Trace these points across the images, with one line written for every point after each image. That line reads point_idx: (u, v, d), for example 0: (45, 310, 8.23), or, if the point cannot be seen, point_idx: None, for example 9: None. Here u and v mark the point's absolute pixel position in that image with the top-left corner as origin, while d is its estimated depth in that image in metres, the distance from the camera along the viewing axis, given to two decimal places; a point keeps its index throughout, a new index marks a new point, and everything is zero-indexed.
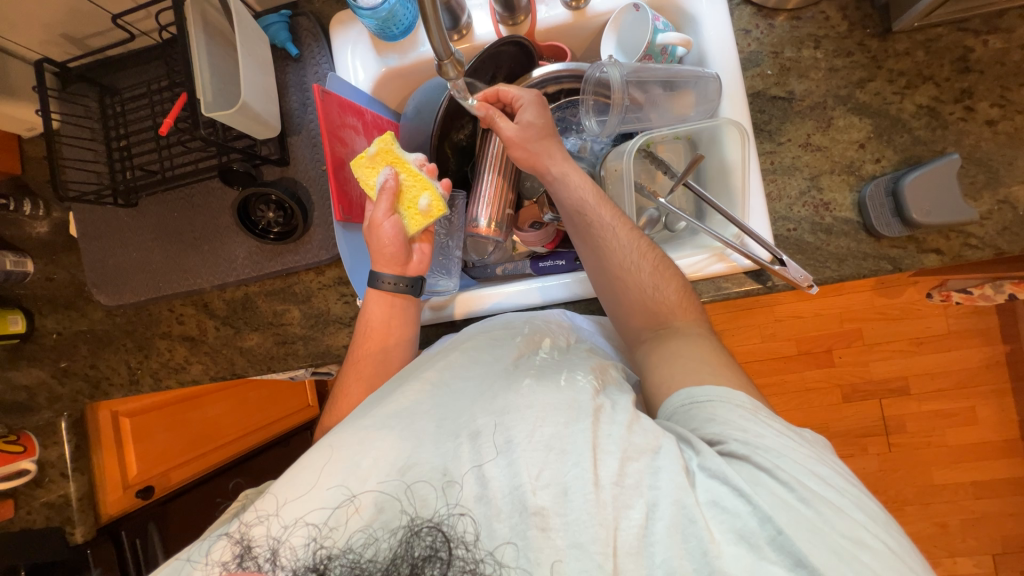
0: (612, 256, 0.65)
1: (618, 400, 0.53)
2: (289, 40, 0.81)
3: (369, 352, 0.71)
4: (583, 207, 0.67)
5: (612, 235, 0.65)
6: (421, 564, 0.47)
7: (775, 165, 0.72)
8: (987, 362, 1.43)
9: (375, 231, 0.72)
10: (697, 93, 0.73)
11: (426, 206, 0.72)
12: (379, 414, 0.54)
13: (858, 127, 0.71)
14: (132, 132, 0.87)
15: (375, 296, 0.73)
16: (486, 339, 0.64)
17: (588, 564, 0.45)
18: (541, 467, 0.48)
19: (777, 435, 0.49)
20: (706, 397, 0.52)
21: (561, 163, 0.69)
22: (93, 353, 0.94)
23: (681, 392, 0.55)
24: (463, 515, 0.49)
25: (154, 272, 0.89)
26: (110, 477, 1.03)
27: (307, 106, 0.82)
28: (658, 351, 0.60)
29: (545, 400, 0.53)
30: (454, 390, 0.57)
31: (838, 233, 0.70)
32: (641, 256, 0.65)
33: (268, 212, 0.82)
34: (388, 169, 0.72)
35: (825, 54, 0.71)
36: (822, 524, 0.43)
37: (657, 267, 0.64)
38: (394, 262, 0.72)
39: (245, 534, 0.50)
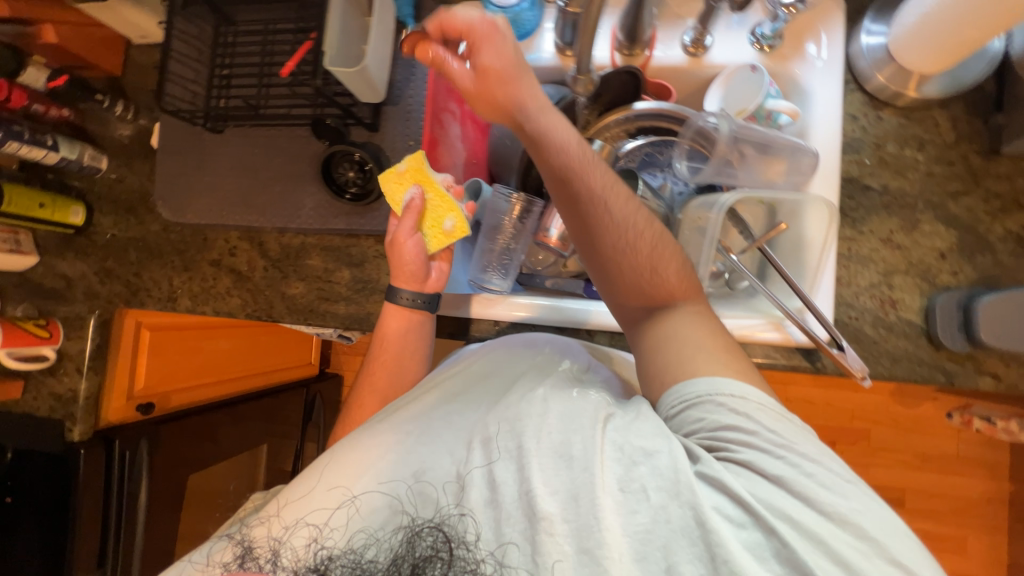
0: (602, 229, 0.61)
1: (629, 408, 0.58)
2: (410, 16, 0.84)
3: (381, 364, 0.76)
4: (569, 172, 0.59)
5: (605, 207, 0.60)
6: (422, 562, 0.55)
7: (851, 252, 0.72)
8: (988, 496, 1.41)
9: (398, 247, 0.73)
10: (790, 163, 0.74)
11: (450, 227, 0.74)
12: (394, 420, 0.64)
13: (943, 236, 0.71)
14: (238, 64, 0.90)
15: (392, 309, 0.74)
16: (505, 354, 0.72)
17: (594, 568, 0.50)
18: (551, 475, 0.54)
19: (773, 434, 0.52)
20: (697, 393, 0.56)
21: (541, 116, 0.58)
22: (140, 261, 0.95)
23: (675, 387, 0.58)
24: (464, 516, 0.56)
25: (221, 199, 0.91)
26: (119, 384, 1.04)
27: (410, 82, 0.84)
28: (657, 332, 0.63)
29: (558, 408, 0.58)
30: (461, 404, 0.65)
31: (898, 333, 0.70)
32: (637, 230, 0.62)
33: (349, 171, 0.83)
34: (415, 187, 0.73)
35: (926, 158, 0.72)
36: (815, 528, 0.47)
37: (655, 245, 0.62)
38: (413, 279, 0.73)
39: (246, 537, 0.58)
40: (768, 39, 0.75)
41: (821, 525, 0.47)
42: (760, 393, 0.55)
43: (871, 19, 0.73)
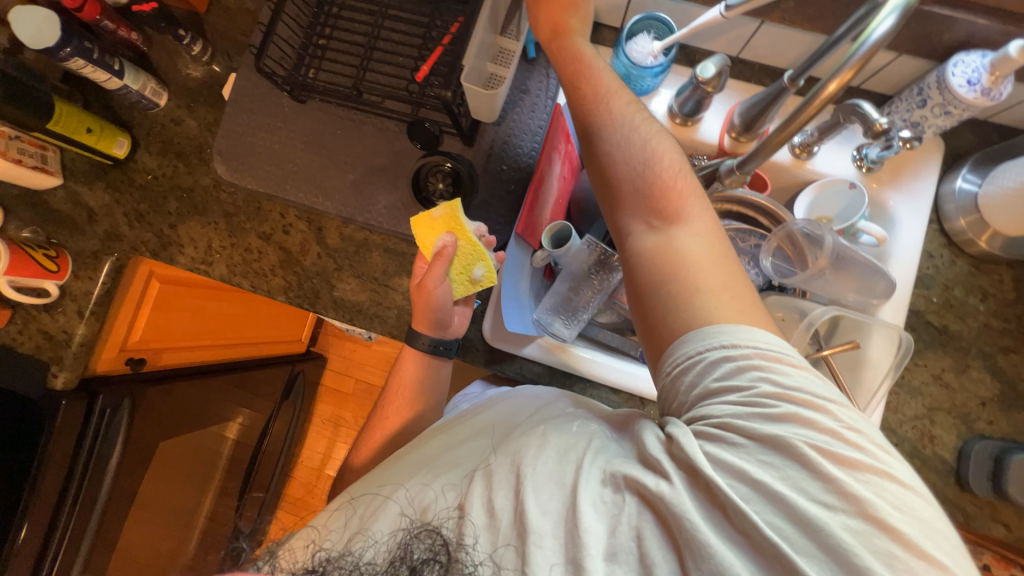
0: (610, 142, 0.60)
1: (628, 440, 0.55)
2: (532, 42, 0.82)
3: (399, 400, 0.78)
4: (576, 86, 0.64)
5: (611, 117, 0.61)
6: (421, 565, 0.52)
7: (903, 381, 0.76)
8: None
9: (422, 295, 0.72)
10: (865, 283, 0.77)
11: (478, 277, 0.73)
12: (399, 454, 0.68)
13: (987, 385, 0.75)
14: (340, 38, 0.85)
15: (411, 353, 0.78)
16: (517, 399, 0.71)
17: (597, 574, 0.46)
18: (546, 498, 0.51)
19: (766, 388, 0.47)
20: (694, 349, 0.50)
21: (558, 45, 0.65)
22: (179, 214, 0.88)
23: (680, 340, 0.51)
24: (455, 518, 0.54)
25: (288, 172, 0.86)
26: (116, 334, 0.95)
27: (517, 107, 0.83)
28: (659, 260, 0.54)
29: (556, 438, 0.56)
30: (457, 432, 0.67)
31: (931, 467, 0.74)
32: (644, 143, 0.59)
33: (438, 183, 0.80)
34: (448, 235, 0.71)
35: (986, 309, 0.77)
36: (788, 501, 0.43)
37: (658, 154, 0.59)
38: (435, 325, 0.75)
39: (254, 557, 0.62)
40: (871, 161, 0.77)
41: (796, 495, 0.43)
42: (769, 336, 0.49)
43: (969, 169, 0.77)
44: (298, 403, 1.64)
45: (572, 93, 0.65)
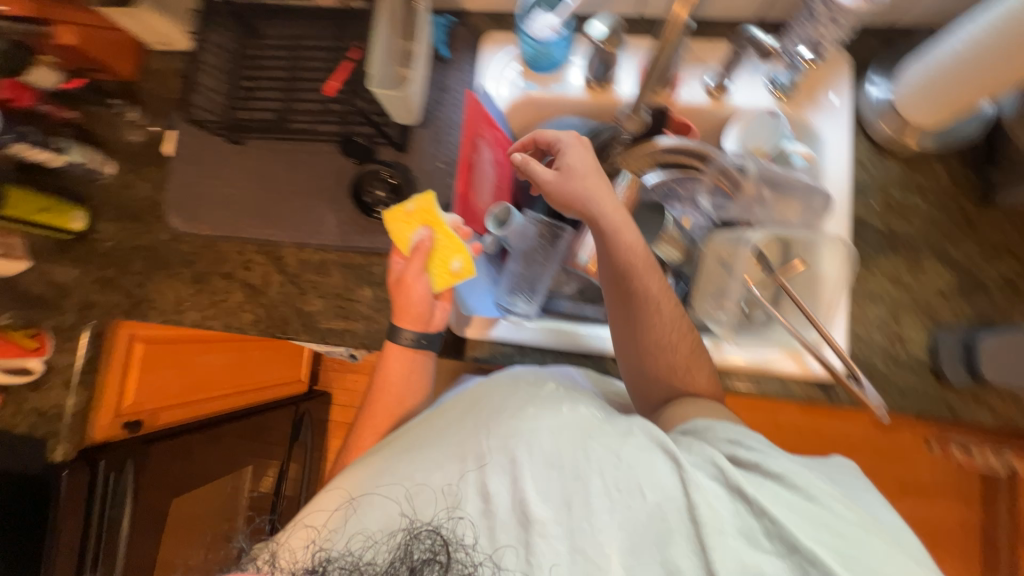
0: (653, 325, 0.69)
1: (624, 422, 0.59)
2: (444, 43, 0.87)
3: (383, 404, 0.77)
4: (630, 272, 0.68)
5: (657, 305, 0.69)
6: (421, 566, 0.55)
7: (862, 289, 0.77)
8: (960, 523, 1.57)
9: (404, 288, 0.74)
10: (804, 204, 0.79)
11: (456, 269, 0.75)
12: (387, 443, 0.66)
13: (944, 277, 0.76)
14: (263, 76, 0.89)
15: (396, 350, 0.77)
16: (498, 394, 0.65)
17: (579, 560, 0.53)
18: (542, 482, 0.56)
19: (783, 459, 0.56)
20: (700, 429, 0.62)
21: (587, 180, 0.69)
22: (145, 271, 0.91)
23: (676, 428, 0.64)
24: (461, 519, 0.57)
25: (239, 211, 0.89)
26: (108, 398, 0.98)
27: (440, 105, 0.86)
28: (670, 412, 0.68)
29: (549, 421, 0.59)
30: (444, 421, 0.65)
31: (906, 367, 0.74)
32: (677, 325, 0.70)
33: (378, 190, 0.83)
34: (424, 229, 0.75)
35: (928, 204, 0.78)
36: (799, 525, 0.50)
37: (687, 338, 0.70)
38: (418, 320, 0.76)
39: (261, 548, 0.63)
40: (784, 87, 0.80)
41: (812, 519, 0.50)
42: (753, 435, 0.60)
43: (876, 75, 0.79)
44: (309, 443, 1.65)
45: (611, 286, 0.70)
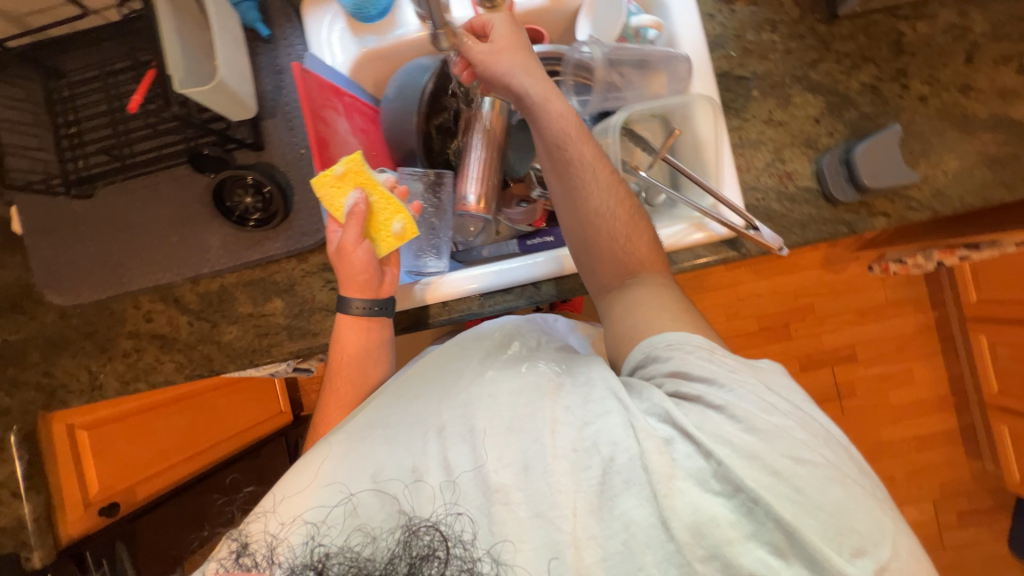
0: (589, 198, 0.65)
1: (577, 377, 0.60)
2: (259, 20, 0.79)
3: (345, 377, 0.72)
4: (564, 141, 0.65)
5: (590, 175, 0.65)
6: (419, 564, 0.48)
7: (742, 140, 0.78)
8: (920, 328, 1.69)
9: (346, 257, 0.72)
10: (669, 74, 0.79)
11: (398, 230, 0.73)
12: (368, 419, 0.63)
13: (813, 104, 0.78)
14: (83, 116, 0.81)
15: (347, 322, 0.73)
16: (456, 359, 0.70)
17: (549, 528, 0.50)
18: (503, 449, 0.54)
19: (733, 390, 0.52)
20: (665, 342, 0.58)
21: (502, 51, 0.65)
22: (46, 358, 0.86)
23: (642, 343, 0.60)
24: (460, 514, 0.52)
25: (117, 266, 0.83)
26: (69, 494, 0.95)
27: (281, 89, 0.80)
28: (626, 300, 0.64)
29: (507, 387, 0.59)
30: (414, 398, 0.64)
31: (801, 201, 0.77)
32: (618, 205, 0.65)
33: (246, 196, 0.79)
34: (356, 191, 0.71)
35: (781, 37, 0.78)
36: (761, 459, 0.47)
37: (630, 218, 0.66)
38: (366, 288, 0.72)
39: (244, 532, 0.56)
40: None
41: (776, 457, 0.47)
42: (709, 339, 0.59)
43: None
44: None
45: (546, 158, 0.67)
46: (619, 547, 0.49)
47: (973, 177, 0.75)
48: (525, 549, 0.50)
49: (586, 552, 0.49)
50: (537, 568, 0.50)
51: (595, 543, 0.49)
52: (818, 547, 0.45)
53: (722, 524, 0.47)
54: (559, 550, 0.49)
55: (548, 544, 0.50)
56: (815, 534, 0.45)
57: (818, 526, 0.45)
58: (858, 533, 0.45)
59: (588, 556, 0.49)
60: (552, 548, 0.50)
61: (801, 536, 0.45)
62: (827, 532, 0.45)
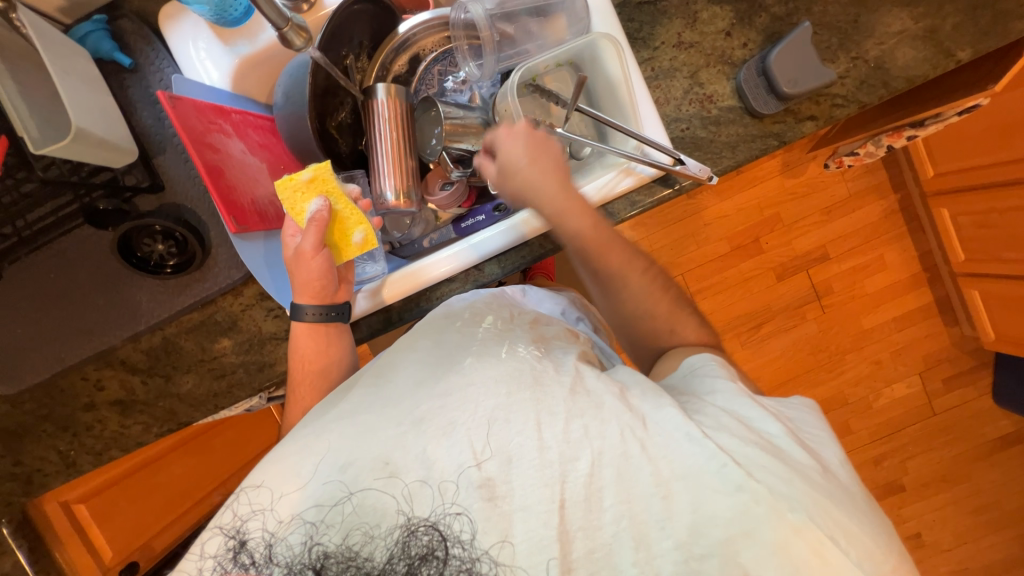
0: (621, 297, 0.70)
1: (563, 364, 0.60)
2: (116, 49, 0.72)
3: (308, 384, 0.70)
4: (585, 246, 0.68)
5: (617, 274, 0.69)
6: (418, 564, 0.49)
7: (655, 71, 0.74)
8: (884, 213, 1.70)
9: (302, 263, 0.69)
10: (567, 16, 0.74)
11: (359, 241, 0.72)
12: (350, 404, 0.59)
13: (721, 16, 0.73)
14: None
15: (302, 329, 0.71)
16: (428, 338, 0.65)
17: (534, 523, 0.49)
18: (495, 438, 0.52)
19: (756, 409, 0.56)
20: (700, 366, 0.62)
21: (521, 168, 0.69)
22: (11, 449, 0.84)
23: (684, 364, 0.64)
24: (459, 514, 0.50)
25: (46, 343, 0.79)
26: (84, 569, 1.00)
27: (163, 120, 0.74)
28: (668, 349, 0.69)
29: (488, 373, 0.57)
30: (395, 382, 0.60)
31: (726, 122, 0.74)
32: (653, 300, 0.69)
33: (155, 243, 0.75)
34: (320, 199, 0.68)
35: None
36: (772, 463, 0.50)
37: (670, 308, 0.70)
38: (318, 295, 0.70)
39: (239, 528, 0.53)
40: None
41: (782, 466, 0.50)
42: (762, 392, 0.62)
43: None
44: None
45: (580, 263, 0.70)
46: (609, 539, 0.50)
47: (895, 57, 0.72)
48: (516, 545, 0.49)
49: (575, 545, 0.49)
50: (530, 563, 0.49)
51: (581, 535, 0.50)
52: (817, 546, 0.47)
53: (720, 523, 0.48)
54: (549, 548, 0.49)
55: (535, 541, 0.49)
56: (814, 533, 0.47)
57: (816, 523, 0.48)
58: (848, 536, 0.49)
59: (577, 549, 0.49)
60: (543, 545, 0.49)
61: (807, 532, 0.47)
62: (826, 532, 0.48)
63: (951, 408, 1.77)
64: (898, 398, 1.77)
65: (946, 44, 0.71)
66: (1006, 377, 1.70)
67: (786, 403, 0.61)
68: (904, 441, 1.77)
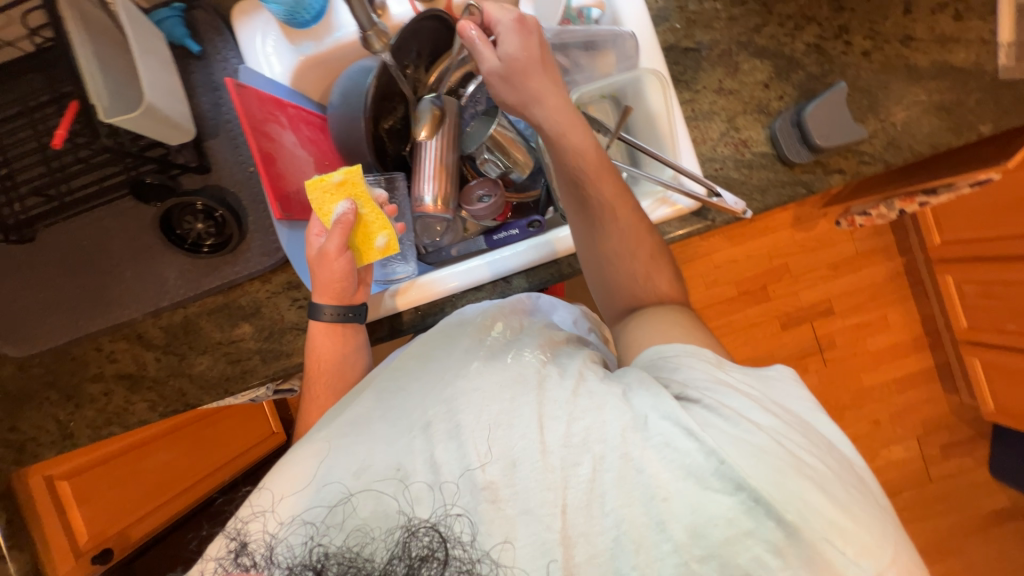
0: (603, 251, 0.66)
1: (567, 367, 0.58)
2: (187, 36, 0.76)
3: (324, 385, 0.71)
4: (579, 179, 0.64)
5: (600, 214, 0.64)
6: (418, 565, 0.47)
7: (695, 112, 0.78)
8: (890, 274, 1.74)
9: (325, 264, 0.69)
10: (617, 52, 0.78)
11: (382, 245, 0.71)
12: (341, 421, 0.58)
13: (761, 69, 0.78)
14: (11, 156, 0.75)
15: (318, 329, 0.71)
16: (440, 346, 0.66)
17: (538, 527, 0.49)
18: (495, 441, 0.52)
19: (744, 397, 0.51)
20: (674, 352, 0.56)
21: (551, 111, 0.64)
22: (10, 413, 0.82)
23: (650, 349, 0.58)
24: (460, 516, 0.50)
25: (68, 310, 0.78)
26: (59, 548, 0.95)
27: (220, 106, 0.77)
28: (637, 320, 0.63)
29: (491, 380, 0.56)
30: (403, 391, 0.60)
31: (758, 167, 0.77)
32: (631, 251, 0.65)
33: (196, 222, 0.76)
34: (347, 202, 0.69)
35: (724, 5, 0.78)
36: (767, 457, 0.47)
37: (644, 252, 0.66)
38: (337, 295, 0.70)
39: (240, 530, 0.52)
40: None
41: (771, 455, 0.47)
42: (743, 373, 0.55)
43: None
44: None
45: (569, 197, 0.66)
46: (610, 543, 0.49)
47: (920, 125, 0.76)
48: (517, 548, 0.49)
49: (577, 550, 0.49)
50: (530, 566, 0.48)
51: (585, 540, 0.49)
52: (819, 547, 0.45)
53: (719, 523, 0.47)
54: (551, 551, 0.48)
55: (538, 544, 0.49)
56: (816, 534, 0.45)
57: (819, 522, 0.45)
58: (857, 531, 0.45)
59: (579, 554, 0.49)
60: (546, 549, 0.48)
61: (810, 532, 0.45)
62: (833, 530, 0.45)
63: (948, 476, 1.75)
64: (895, 461, 1.75)
65: (969, 117, 0.76)
66: (1004, 450, 1.70)
67: (772, 375, 0.56)
68: (899, 504, 1.75)
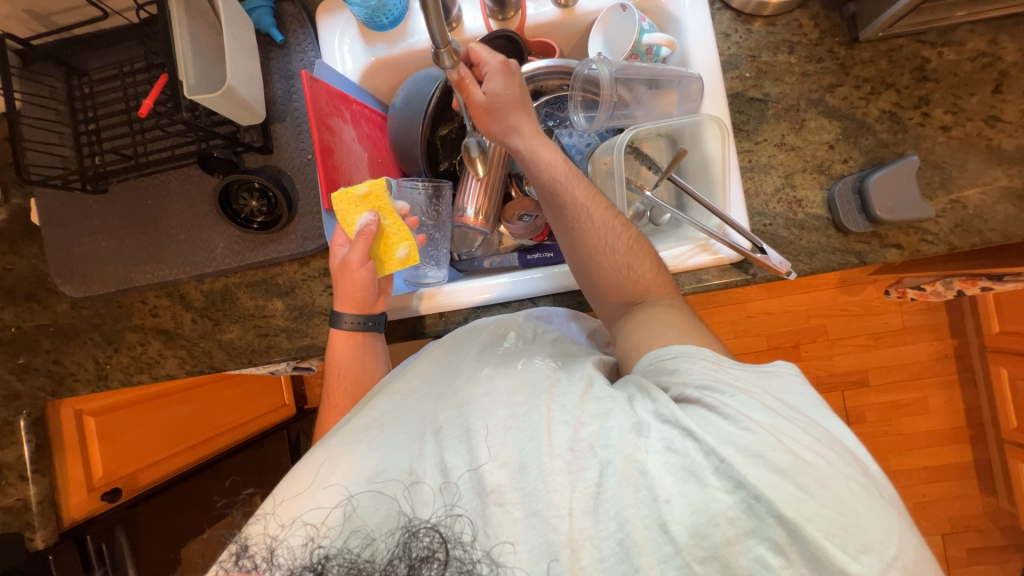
0: (603, 259, 0.64)
1: (574, 372, 0.59)
2: (273, 25, 0.80)
3: (342, 394, 0.72)
4: (556, 185, 0.66)
5: (588, 217, 0.64)
6: (419, 564, 0.48)
7: (752, 163, 0.77)
8: (938, 355, 1.63)
9: (348, 273, 0.72)
10: (680, 93, 0.77)
11: (403, 256, 0.74)
12: (346, 431, 0.59)
13: (828, 129, 0.76)
14: (101, 114, 0.81)
15: (339, 338, 0.74)
16: (454, 351, 0.70)
17: (543, 530, 0.47)
18: (498, 448, 0.51)
19: (739, 396, 0.49)
20: (672, 354, 0.55)
21: (531, 141, 0.67)
22: (57, 347, 0.88)
23: (650, 353, 0.57)
24: (460, 515, 0.50)
25: (124, 261, 0.84)
26: (76, 476, 0.97)
27: (291, 93, 0.81)
28: (631, 322, 0.63)
29: (500, 386, 0.57)
30: (419, 396, 0.63)
31: (810, 228, 0.75)
32: (632, 255, 0.64)
33: (251, 200, 0.81)
34: (371, 214, 0.72)
35: (798, 59, 0.77)
36: (764, 456, 0.44)
37: (633, 248, 0.65)
38: (358, 304, 0.73)
39: (244, 536, 0.53)
40: None
41: (769, 453, 0.44)
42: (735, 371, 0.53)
43: None
44: None
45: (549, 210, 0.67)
46: (615, 547, 0.46)
47: (994, 211, 0.72)
48: (520, 551, 0.47)
49: (582, 554, 0.46)
50: (531, 568, 0.47)
51: (591, 545, 0.46)
52: (822, 546, 0.42)
53: (721, 524, 0.44)
54: (555, 552, 0.46)
55: (543, 546, 0.47)
56: (819, 532, 0.42)
57: (824, 523, 0.42)
58: (864, 530, 0.42)
59: (585, 558, 0.46)
60: (549, 550, 0.47)
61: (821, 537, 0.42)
62: (841, 530, 0.42)
63: None
64: None
65: None
66: None
67: (770, 372, 0.55)
68: None
